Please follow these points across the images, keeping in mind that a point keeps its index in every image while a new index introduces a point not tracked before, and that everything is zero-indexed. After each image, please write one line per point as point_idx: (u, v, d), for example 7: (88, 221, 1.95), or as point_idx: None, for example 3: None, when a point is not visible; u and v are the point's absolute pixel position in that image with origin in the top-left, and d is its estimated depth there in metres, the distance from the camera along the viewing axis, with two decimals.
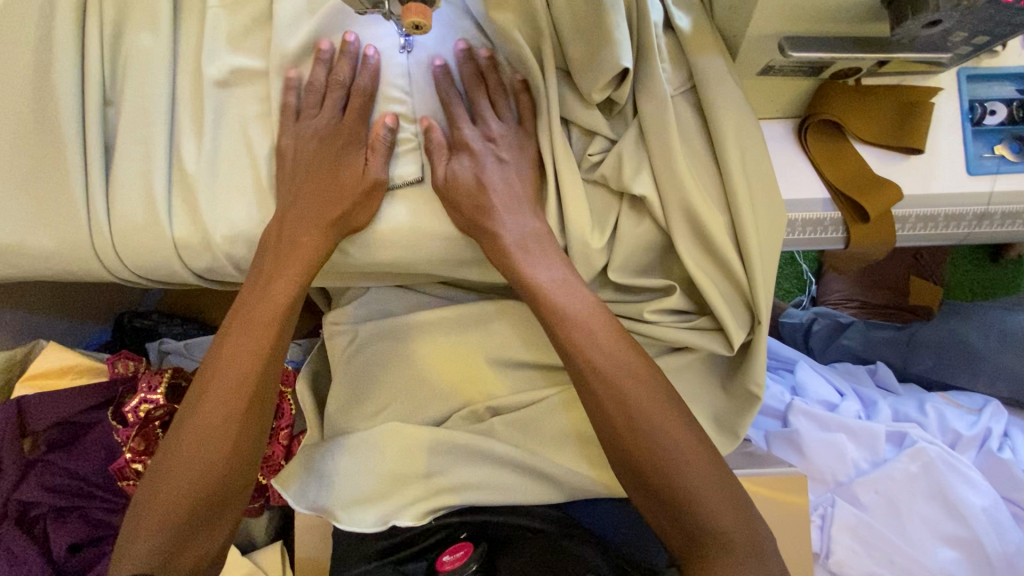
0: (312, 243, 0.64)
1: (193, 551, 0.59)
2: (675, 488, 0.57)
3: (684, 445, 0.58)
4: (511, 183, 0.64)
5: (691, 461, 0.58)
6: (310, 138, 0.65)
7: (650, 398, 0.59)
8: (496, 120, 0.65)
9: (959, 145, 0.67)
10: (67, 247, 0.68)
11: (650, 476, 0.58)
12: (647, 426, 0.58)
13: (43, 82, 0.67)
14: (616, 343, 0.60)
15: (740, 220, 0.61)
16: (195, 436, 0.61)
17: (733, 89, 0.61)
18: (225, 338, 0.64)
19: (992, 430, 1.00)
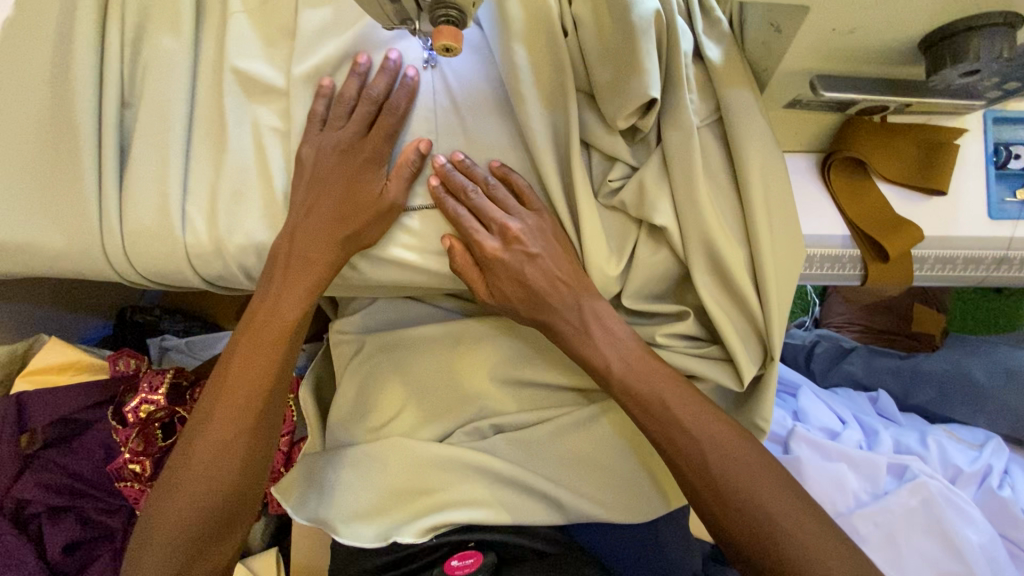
0: (324, 260, 0.64)
1: (201, 559, 0.62)
2: (731, 494, 0.58)
3: (759, 482, 0.59)
4: (552, 270, 0.63)
5: (767, 497, 0.58)
6: (331, 151, 0.64)
7: (720, 438, 0.60)
8: (510, 217, 0.63)
9: (982, 188, 0.67)
10: (78, 249, 0.67)
11: (732, 517, 0.58)
12: (720, 469, 0.59)
13: (59, 78, 0.66)
14: (677, 386, 0.62)
15: (760, 256, 0.60)
16: (205, 450, 0.62)
17: (760, 122, 0.60)
18: (218, 399, 0.64)
19: (993, 467, 0.99)
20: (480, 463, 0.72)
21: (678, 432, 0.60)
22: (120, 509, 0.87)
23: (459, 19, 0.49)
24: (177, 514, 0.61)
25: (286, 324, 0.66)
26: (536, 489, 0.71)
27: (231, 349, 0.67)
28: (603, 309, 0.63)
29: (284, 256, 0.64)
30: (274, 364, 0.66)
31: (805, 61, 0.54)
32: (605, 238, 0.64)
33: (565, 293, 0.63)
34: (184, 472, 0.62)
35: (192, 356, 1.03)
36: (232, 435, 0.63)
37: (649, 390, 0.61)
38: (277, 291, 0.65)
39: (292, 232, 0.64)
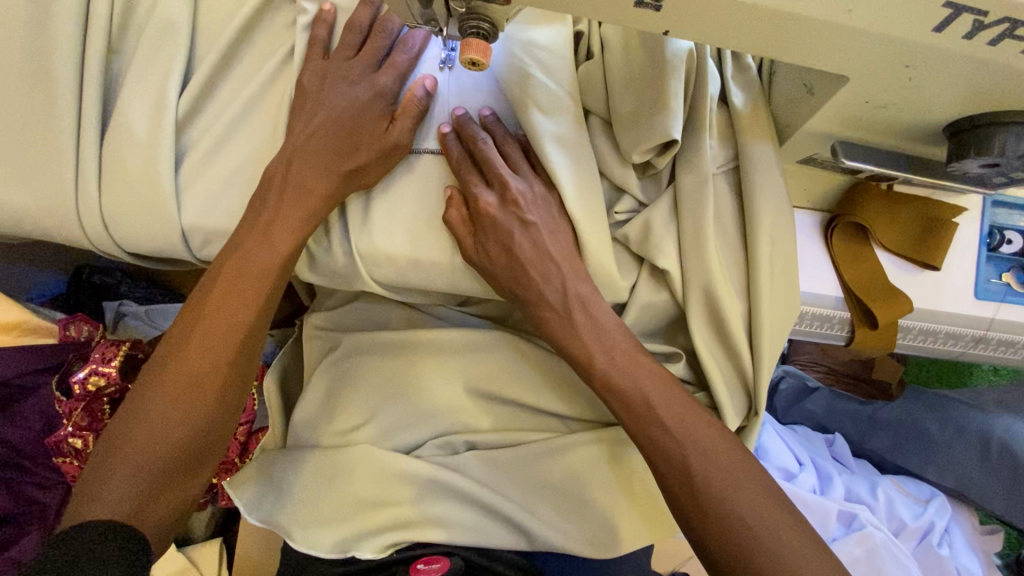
0: (321, 191, 0.59)
1: (160, 499, 0.54)
2: (720, 509, 0.53)
3: (753, 498, 0.54)
4: (548, 242, 0.60)
5: (761, 514, 0.53)
6: (340, 80, 0.61)
7: (709, 445, 0.55)
8: (515, 176, 0.61)
9: (974, 268, 0.68)
10: (38, 213, 0.61)
11: (721, 536, 0.52)
12: (708, 490, 0.54)
13: (39, 27, 0.60)
14: (667, 388, 0.58)
15: (758, 311, 0.60)
16: (180, 376, 0.56)
17: (776, 177, 0.59)
18: (195, 326, 0.58)
19: (935, 524, 1.03)
20: (446, 481, 0.70)
21: (663, 434, 0.56)
22: (58, 486, 0.82)
23: (490, 33, 0.46)
24: (138, 449, 0.54)
25: (273, 254, 0.58)
26: (500, 512, 0.70)
27: (212, 274, 0.59)
28: (603, 327, 0.59)
29: (272, 184, 0.59)
30: (258, 295, 0.59)
31: (829, 126, 0.53)
32: (614, 267, 0.61)
33: (557, 311, 0.60)
34: (152, 400, 0.56)
35: (149, 326, 0.96)
36: (208, 365, 0.57)
37: (639, 385, 0.57)
38: (264, 221, 0.59)
39: (283, 168, 0.59)
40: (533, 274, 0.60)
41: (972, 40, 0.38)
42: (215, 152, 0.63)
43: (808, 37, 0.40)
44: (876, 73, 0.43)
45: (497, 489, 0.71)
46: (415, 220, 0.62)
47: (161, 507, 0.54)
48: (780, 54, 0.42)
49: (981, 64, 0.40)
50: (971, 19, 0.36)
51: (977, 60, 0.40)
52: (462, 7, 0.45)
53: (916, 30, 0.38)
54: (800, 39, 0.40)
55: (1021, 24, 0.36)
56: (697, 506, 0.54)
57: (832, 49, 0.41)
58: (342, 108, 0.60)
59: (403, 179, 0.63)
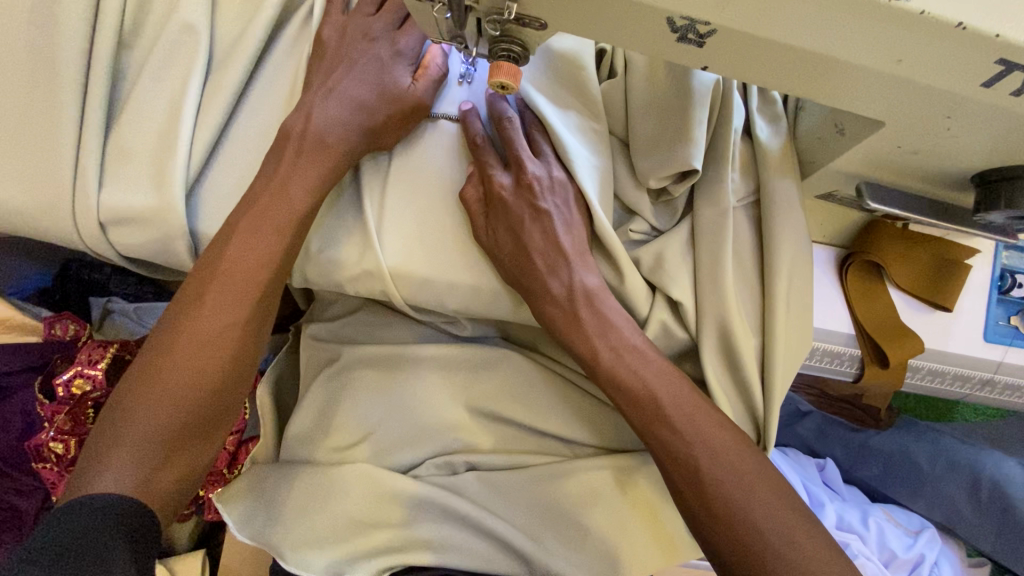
0: (341, 145, 0.58)
1: (171, 464, 0.52)
2: (738, 528, 0.51)
3: (770, 502, 0.52)
4: (561, 231, 0.59)
5: (780, 521, 0.51)
6: (360, 36, 0.61)
7: (724, 448, 0.54)
8: (534, 160, 0.60)
9: (984, 311, 0.68)
10: (32, 210, 0.58)
11: (733, 544, 0.51)
12: (725, 507, 0.51)
13: (44, 19, 0.58)
14: (683, 388, 0.56)
15: (772, 348, 0.59)
16: (191, 336, 0.54)
17: (797, 212, 0.59)
18: (207, 286, 0.55)
19: (925, 556, 1.03)
20: (446, 503, 0.68)
21: (674, 436, 0.54)
22: (36, 492, 0.79)
23: (521, 56, 0.44)
24: (148, 412, 0.52)
25: (285, 224, 0.56)
26: (500, 536, 0.68)
27: (221, 238, 0.56)
28: (617, 347, 0.57)
29: (273, 181, 0.56)
30: (271, 256, 0.56)
31: (856, 167, 0.52)
32: (634, 290, 0.60)
33: (570, 334, 0.58)
34: (163, 362, 0.53)
35: (138, 326, 0.91)
36: (220, 333, 0.54)
37: (648, 382, 0.56)
38: (270, 194, 0.56)
39: (288, 173, 0.57)
40: (540, 282, 0.58)
41: (1020, 97, 0.37)
42: (222, 156, 0.61)
43: (853, 82, 0.39)
44: (915, 120, 0.42)
45: (497, 512, 0.70)
46: (426, 231, 0.60)
47: (171, 474, 0.52)
48: (822, 96, 0.41)
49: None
50: (1023, 77, 0.36)
51: (1021, 116, 0.39)
52: (495, 29, 0.42)
53: (967, 82, 0.37)
54: (844, 83, 0.39)
55: None
56: (714, 521, 0.52)
57: (875, 94, 0.40)
58: (356, 102, 0.59)
59: (413, 190, 0.61)
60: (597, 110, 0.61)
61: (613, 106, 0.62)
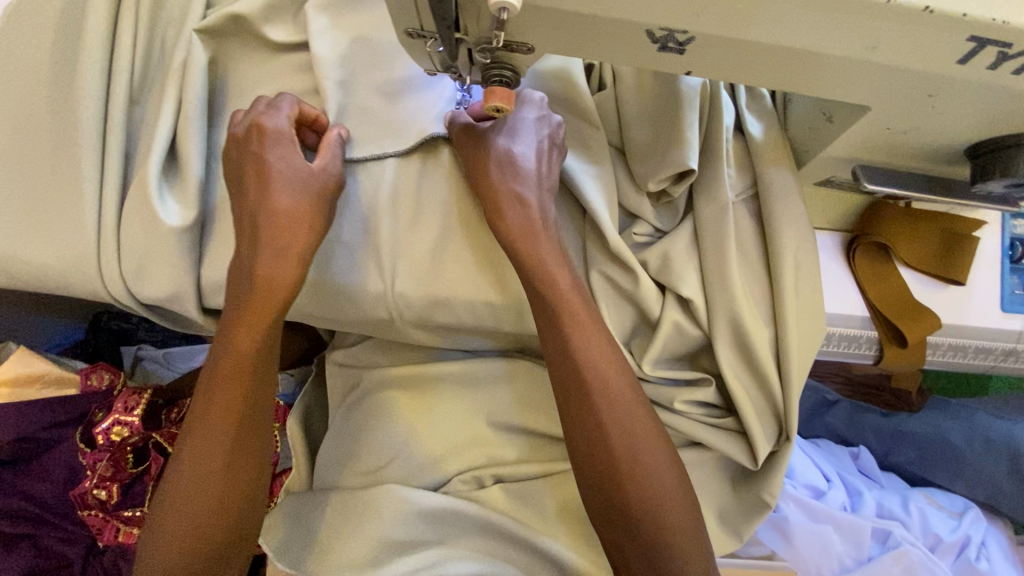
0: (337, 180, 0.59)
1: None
2: (643, 507, 0.54)
3: (661, 472, 0.55)
4: (537, 171, 0.60)
5: (665, 487, 0.55)
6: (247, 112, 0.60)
7: (629, 415, 0.56)
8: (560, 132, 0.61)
9: (998, 282, 0.68)
10: (65, 267, 0.62)
11: (614, 503, 0.55)
12: (635, 488, 0.54)
13: (65, 86, 0.62)
14: (606, 354, 0.57)
15: (785, 337, 0.60)
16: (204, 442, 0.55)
17: (795, 201, 0.60)
18: (217, 387, 0.56)
19: (970, 538, 1.00)
20: (478, 517, 0.69)
21: (584, 400, 0.56)
22: (80, 539, 0.81)
23: (512, 79, 0.46)
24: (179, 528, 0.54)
25: (259, 324, 0.56)
26: (535, 547, 0.69)
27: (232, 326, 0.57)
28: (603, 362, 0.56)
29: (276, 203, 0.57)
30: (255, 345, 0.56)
31: (849, 152, 0.54)
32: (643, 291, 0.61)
33: (532, 272, 0.57)
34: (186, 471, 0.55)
35: (168, 370, 0.95)
36: (232, 442, 0.55)
37: (573, 343, 0.56)
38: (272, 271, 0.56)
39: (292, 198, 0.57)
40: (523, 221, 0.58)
41: (996, 70, 0.38)
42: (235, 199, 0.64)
43: (831, 72, 0.41)
44: (898, 102, 0.44)
45: (528, 520, 0.71)
46: (438, 251, 0.62)
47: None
48: (801, 88, 0.43)
49: (1005, 91, 0.41)
50: (996, 51, 0.37)
51: (1002, 88, 0.40)
52: (486, 57, 0.45)
53: (942, 61, 0.38)
54: (823, 73, 0.41)
55: None
56: (623, 495, 0.54)
57: (856, 81, 0.41)
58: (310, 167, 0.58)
59: (420, 213, 0.63)
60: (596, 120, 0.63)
61: (609, 116, 0.64)
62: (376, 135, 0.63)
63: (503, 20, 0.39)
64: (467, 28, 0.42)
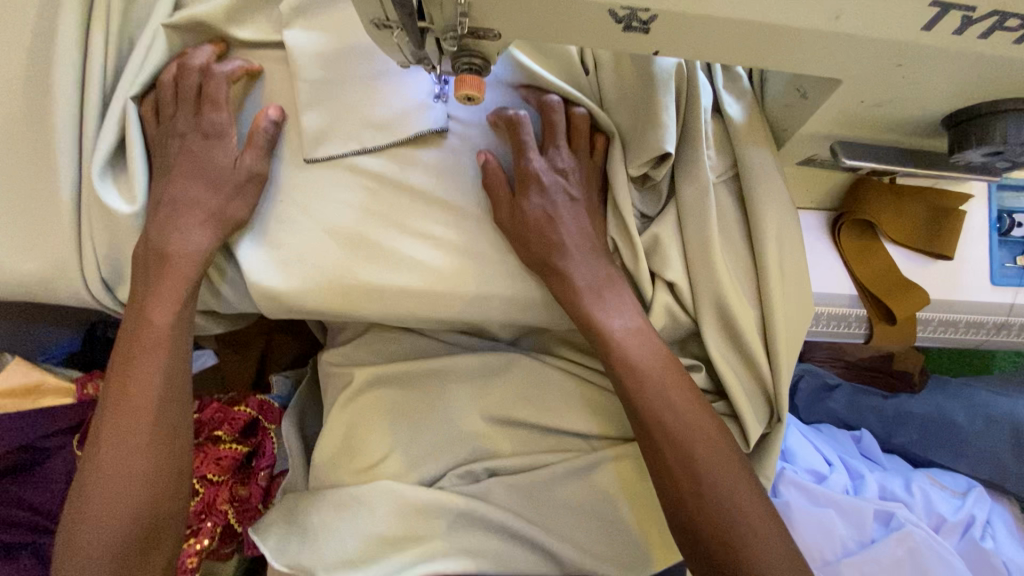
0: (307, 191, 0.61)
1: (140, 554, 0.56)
2: (710, 503, 0.53)
3: (730, 478, 0.54)
4: (557, 197, 0.60)
5: (735, 494, 0.54)
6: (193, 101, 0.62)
7: (696, 436, 0.55)
8: (567, 152, 0.61)
9: (987, 255, 0.67)
10: (53, 274, 0.62)
11: (695, 527, 0.54)
12: (706, 482, 0.54)
13: (43, 93, 0.62)
14: (661, 374, 0.57)
15: (771, 317, 0.59)
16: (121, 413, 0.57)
17: (776, 180, 0.60)
18: (132, 360, 0.58)
19: (976, 517, 0.99)
20: (473, 510, 0.69)
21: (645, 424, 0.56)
22: None
23: (482, 67, 0.46)
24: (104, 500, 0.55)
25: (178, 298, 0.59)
26: (530, 537, 0.69)
27: (146, 302, 0.59)
28: (642, 352, 0.57)
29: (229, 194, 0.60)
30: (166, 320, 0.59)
31: (827, 128, 0.53)
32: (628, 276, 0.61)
33: (564, 296, 0.59)
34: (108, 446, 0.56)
35: None
36: (154, 411, 0.58)
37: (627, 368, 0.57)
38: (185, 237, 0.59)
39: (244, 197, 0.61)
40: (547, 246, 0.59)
41: (961, 34, 0.38)
42: None
43: (796, 44, 0.40)
44: (868, 73, 0.43)
45: (523, 511, 0.71)
46: (421, 244, 0.62)
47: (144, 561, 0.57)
48: (770, 63, 0.43)
49: (974, 58, 0.40)
50: (960, 15, 0.37)
51: (971, 53, 0.40)
52: (454, 46, 0.45)
53: (907, 29, 0.38)
54: (789, 47, 0.41)
55: (1011, 15, 0.37)
56: (688, 496, 0.54)
57: (822, 53, 0.41)
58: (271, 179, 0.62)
59: (404, 209, 0.63)
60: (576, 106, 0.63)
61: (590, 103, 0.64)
62: (353, 131, 0.63)
63: (465, 4, 0.39)
64: (432, 16, 0.42)
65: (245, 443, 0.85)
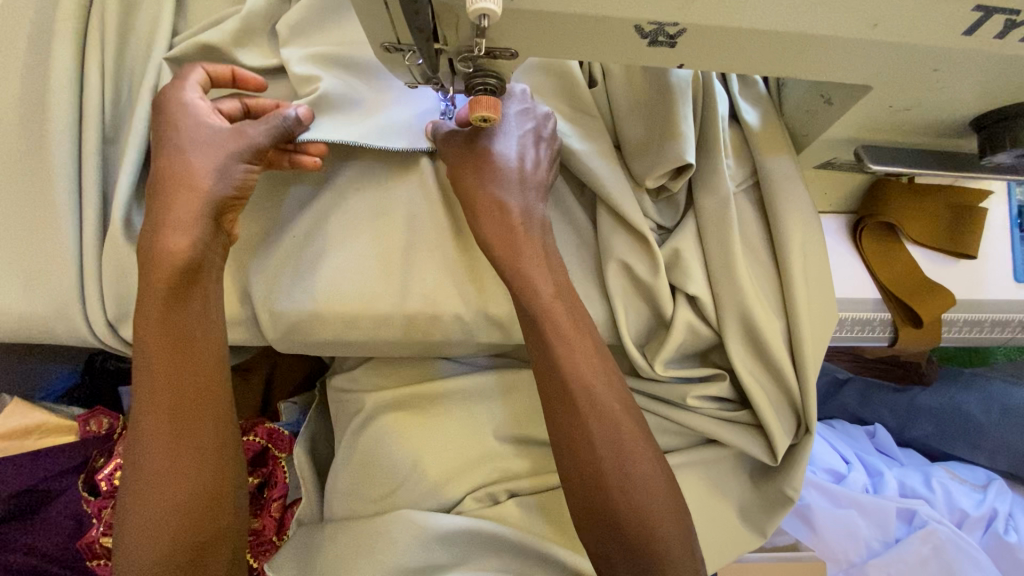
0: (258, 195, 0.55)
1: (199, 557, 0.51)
2: (628, 503, 0.52)
3: (650, 483, 0.53)
4: (530, 170, 0.57)
5: (653, 499, 0.53)
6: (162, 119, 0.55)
7: (620, 424, 0.54)
8: (552, 127, 0.58)
9: (1009, 252, 0.66)
10: (51, 314, 0.60)
11: (611, 518, 0.52)
12: (621, 481, 0.52)
13: (33, 127, 0.60)
14: (587, 352, 0.54)
15: (798, 328, 0.58)
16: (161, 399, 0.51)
17: (797, 186, 0.58)
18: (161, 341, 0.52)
19: (998, 511, 0.98)
20: (496, 535, 0.67)
21: (569, 402, 0.53)
22: None
23: (497, 87, 0.44)
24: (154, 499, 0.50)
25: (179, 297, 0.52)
26: (559, 561, 0.67)
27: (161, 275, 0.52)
28: (579, 345, 0.54)
29: (189, 163, 0.53)
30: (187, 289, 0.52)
31: (851, 133, 0.52)
32: (649, 292, 0.59)
33: (512, 278, 0.54)
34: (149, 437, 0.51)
35: None
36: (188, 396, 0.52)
37: (557, 342, 0.54)
38: (160, 238, 0.52)
39: (213, 168, 0.53)
40: (506, 223, 0.55)
41: (1004, 39, 0.37)
42: None
43: (828, 54, 0.39)
44: (901, 79, 0.42)
45: (549, 534, 0.69)
46: (434, 268, 0.60)
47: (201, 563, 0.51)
48: (801, 74, 0.41)
49: (1012, 61, 0.39)
50: (1003, 19, 0.35)
51: (1009, 56, 0.38)
52: (468, 66, 0.43)
53: (947, 33, 0.37)
54: (822, 56, 0.39)
55: None
56: (611, 492, 0.52)
57: (854, 61, 0.40)
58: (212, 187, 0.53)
59: (412, 229, 0.61)
60: (589, 118, 0.61)
61: (603, 113, 0.62)
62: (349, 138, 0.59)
63: (486, 26, 0.36)
64: (446, 37, 0.40)
65: (255, 475, 0.83)
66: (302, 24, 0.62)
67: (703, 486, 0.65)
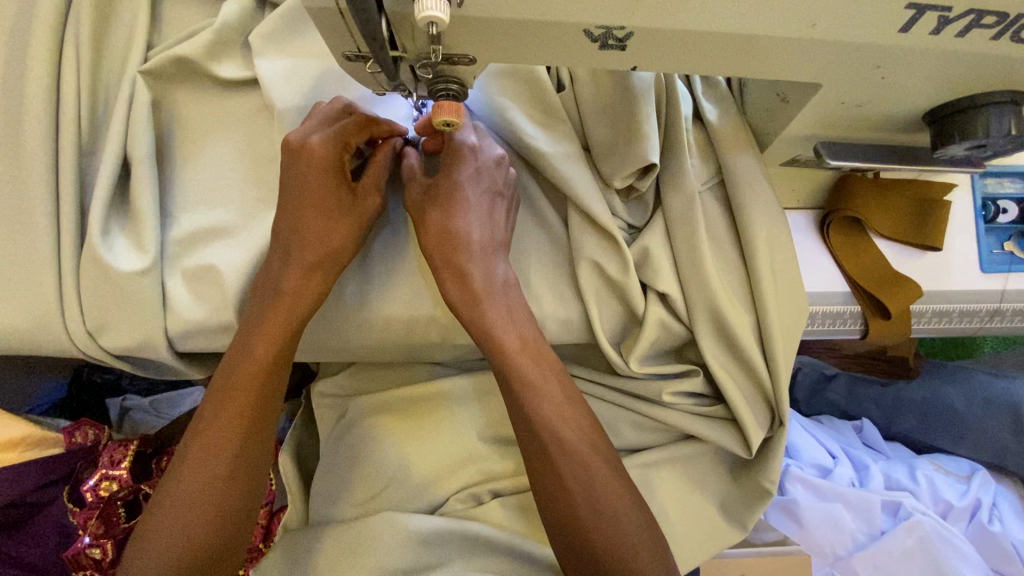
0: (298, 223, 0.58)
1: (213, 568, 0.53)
2: (600, 531, 0.53)
3: (623, 511, 0.54)
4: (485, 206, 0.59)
5: (628, 528, 0.54)
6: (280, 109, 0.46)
7: (596, 461, 0.55)
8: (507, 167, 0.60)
9: (974, 243, 0.67)
10: (31, 325, 0.60)
11: (585, 546, 0.53)
12: (592, 508, 0.53)
13: (11, 140, 0.61)
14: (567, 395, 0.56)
15: (767, 322, 0.59)
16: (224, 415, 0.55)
17: (761, 183, 0.59)
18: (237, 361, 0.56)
19: (982, 501, 0.99)
20: (477, 534, 0.67)
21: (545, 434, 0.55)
22: None
23: (460, 92, 0.45)
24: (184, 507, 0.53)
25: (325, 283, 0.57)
26: (540, 559, 0.68)
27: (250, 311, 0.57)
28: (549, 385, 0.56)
29: None
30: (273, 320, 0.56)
31: (810, 130, 0.53)
32: (621, 290, 0.60)
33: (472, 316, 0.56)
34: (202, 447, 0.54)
35: (159, 418, 0.94)
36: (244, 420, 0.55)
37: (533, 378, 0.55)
38: None
39: None
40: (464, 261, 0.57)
41: (939, 34, 0.38)
42: (202, 241, 0.61)
43: (776, 54, 0.40)
44: (849, 76, 0.43)
45: (531, 533, 0.69)
46: (410, 272, 0.61)
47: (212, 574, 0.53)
48: (754, 72, 0.43)
49: (952, 56, 0.41)
50: (936, 16, 0.37)
51: (948, 51, 0.40)
52: (429, 73, 0.44)
53: (884, 32, 0.38)
54: (770, 56, 0.41)
55: (987, 12, 0.37)
56: (583, 519, 0.53)
57: (802, 60, 0.41)
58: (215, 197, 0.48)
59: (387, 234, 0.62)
60: (558, 118, 0.62)
61: (572, 113, 0.63)
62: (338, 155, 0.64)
63: (437, 33, 0.37)
64: (404, 44, 0.42)
65: None
66: (274, 33, 0.63)
67: (681, 480, 0.65)
